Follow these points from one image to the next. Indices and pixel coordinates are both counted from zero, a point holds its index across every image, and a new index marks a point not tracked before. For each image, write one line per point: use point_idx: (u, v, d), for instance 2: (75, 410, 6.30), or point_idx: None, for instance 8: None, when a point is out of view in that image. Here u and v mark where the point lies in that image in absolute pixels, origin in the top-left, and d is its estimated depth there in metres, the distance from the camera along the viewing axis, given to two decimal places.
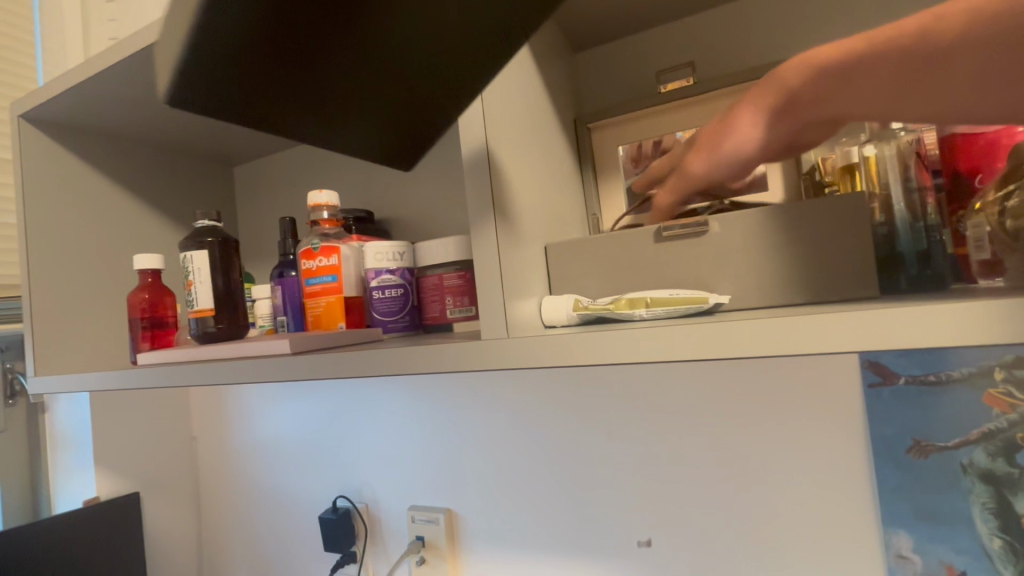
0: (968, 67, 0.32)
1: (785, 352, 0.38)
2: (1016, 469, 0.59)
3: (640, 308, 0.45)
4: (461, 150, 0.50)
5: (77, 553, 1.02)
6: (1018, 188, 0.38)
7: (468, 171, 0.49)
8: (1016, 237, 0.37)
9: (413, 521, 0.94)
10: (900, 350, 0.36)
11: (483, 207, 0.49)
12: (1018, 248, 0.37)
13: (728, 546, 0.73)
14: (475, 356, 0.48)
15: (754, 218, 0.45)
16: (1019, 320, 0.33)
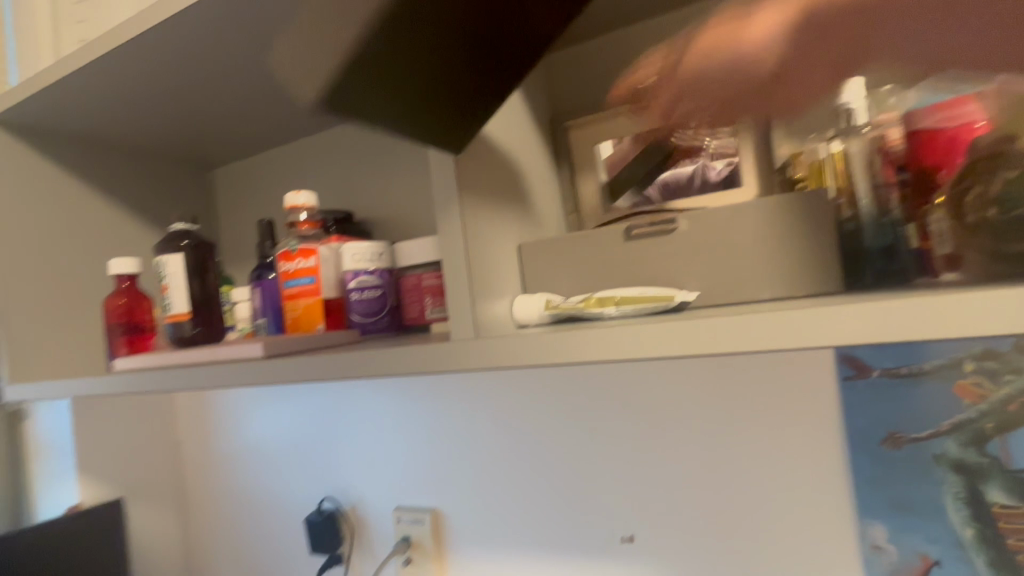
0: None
1: (751, 349, 0.39)
2: (987, 458, 0.60)
3: (609, 307, 0.45)
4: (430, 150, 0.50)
5: (58, 561, 1.01)
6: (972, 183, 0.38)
7: (437, 172, 0.49)
8: (972, 232, 0.37)
9: (399, 522, 0.94)
10: (858, 344, 0.36)
11: (452, 208, 0.49)
12: (973, 243, 0.37)
13: (710, 540, 0.73)
14: (447, 357, 0.48)
15: (721, 216, 0.45)
16: (971, 313, 0.34)
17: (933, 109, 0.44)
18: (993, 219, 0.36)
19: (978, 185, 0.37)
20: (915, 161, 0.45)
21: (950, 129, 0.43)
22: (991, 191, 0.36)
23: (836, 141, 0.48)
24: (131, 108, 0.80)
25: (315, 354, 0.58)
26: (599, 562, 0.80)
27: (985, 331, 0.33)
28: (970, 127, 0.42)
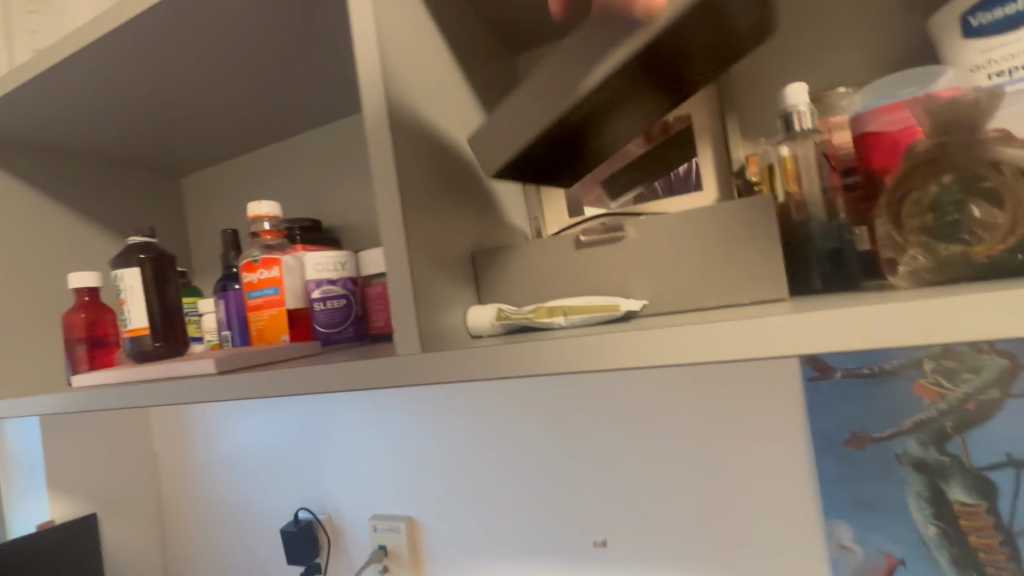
0: None
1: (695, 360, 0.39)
2: (947, 457, 0.60)
3: (558, 316, 0.46)
4: (372, 158, 0.49)
5: None
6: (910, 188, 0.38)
7: (379, 183, 0.48)
8: (904, 239, 0.38)
9: (375, 530, 0.94)
10: (798, 351, 0.36)
11: (395, 220, 0.47)
12: (906, 250, 0.38)
13: (681, 543, 0.73)
14: (400, 370, 0.47)
15: (669, 224, 0.45)
16: (904, 320, 0.34)
17: (876, 113, 0.45)
18: (928, 224, 0.37)
19: (913, 191, 0.38)
20: (863, 165, 0.46)
21: (891, 133, 0.44)
22: (926, 197, 0.37)
23: (785, 144, 0.48)
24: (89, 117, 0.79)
25: (272, 367, 0.58)
26: (573, 567, 0.80)
27: (919, 339, 0.33)
28: (908, 131, 0.43)
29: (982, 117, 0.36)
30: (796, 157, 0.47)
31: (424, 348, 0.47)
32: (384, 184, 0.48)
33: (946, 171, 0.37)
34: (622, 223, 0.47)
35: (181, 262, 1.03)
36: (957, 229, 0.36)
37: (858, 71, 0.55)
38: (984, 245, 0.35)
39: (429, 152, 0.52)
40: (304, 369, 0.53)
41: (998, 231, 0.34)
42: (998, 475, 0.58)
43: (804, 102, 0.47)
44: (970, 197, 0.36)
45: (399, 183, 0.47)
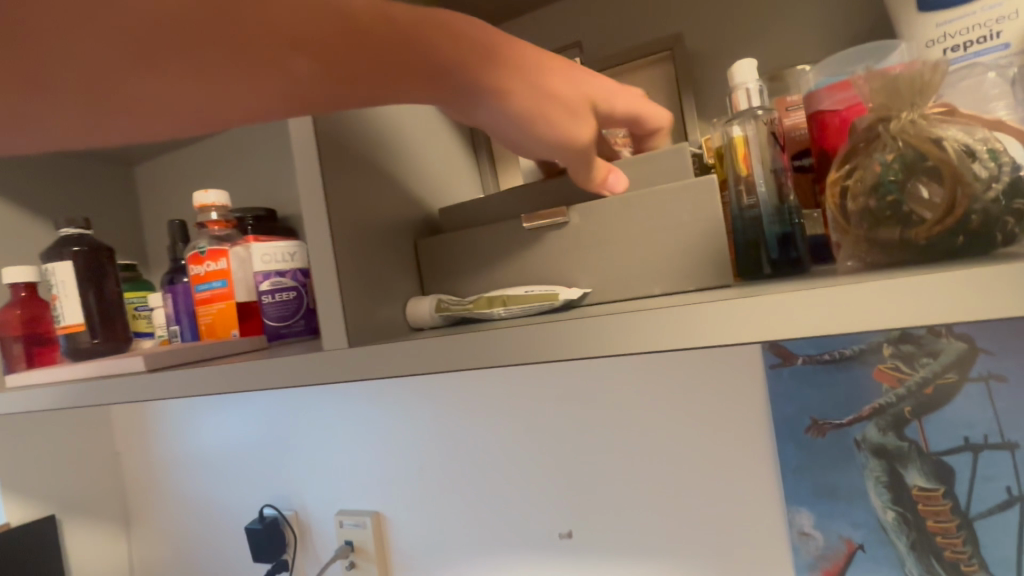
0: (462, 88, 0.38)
1: (633, 351, 0.37)
2: (906, 442, 0.60)
3: (498, 307, 0.44)
4: (293, 141, 0.45)
5: None
6: (853, 166, 0.36)
7: (301, 169, 0.44)
8: (848, 220, 0.36)
9: (342, 526, 0.92)
10: (737, 340, 0.34)
11: (319, 207, 0.44)
12: (849, 231, 0.36)
13: (646, 533, 0.73)
14: (333, 366, 0.45)
15: (611, 208, 0.43)
16: (843, 306, 0.32)
17: (828, 91, 0.44)
18: (869, 206, 0.35)
19: (855, 171, 0.36)
20: (815, 145, 0.45)
21: (840, 113, 0.43)
22: (867, 177, 0.35)
23: (735, 124, 0.46)
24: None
25: (210, 364, 0.55)
26: (539, 559, 0.79)
27: (858, 326, 0.32)
28: (855, 109, 0.42)
29: (925, 90, 0.34)
30: (746, 138, 0.45)
31: (359, 342, 0.45)
32: (307, 169, 0.44)
33: (888, 149, 0.35)
34: (566, 208, 0.44)
35: (134, 255, 0.99)
36: (897, 210, 0.34)
37: (815, 48, 0.53)
38: (923, 227, 0.33)
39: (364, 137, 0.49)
40: (241, 366, 0.51)
41: (939, 212, 0.33)
42: (955, 459, 0.58)
43: (752, 79, 0.45)
44: (912, 175, 0.34)
45: (322, 168, 0.44)
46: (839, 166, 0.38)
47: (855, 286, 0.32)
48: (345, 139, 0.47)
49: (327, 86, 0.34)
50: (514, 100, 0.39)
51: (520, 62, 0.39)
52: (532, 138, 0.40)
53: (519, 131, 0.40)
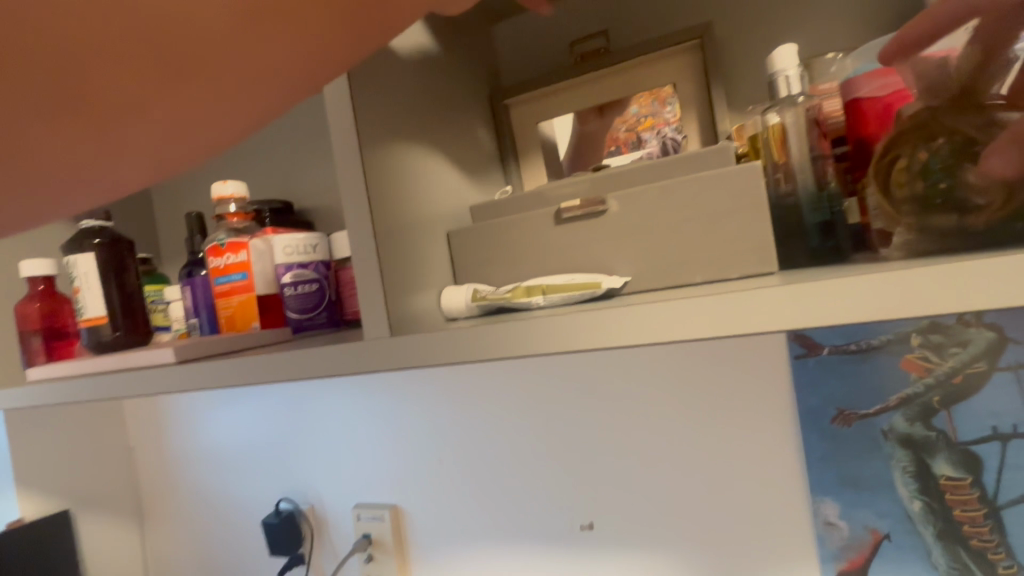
0: None
1: (679, 339, 0.36)
2: (934, 432, 0.60)
3: (536, 296, 0.43)
4: (334, 143, 0.46)
5: None
6: (902, 153, 0.36)
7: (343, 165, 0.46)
8: (899, 207, 0.37)
9: (359, 519, 0.92)
10: (788, 327, 0.34)
11: (357, 201, 0.45)
12: (902, 219, 0.37)
13: (668, 524, 0.73)
14: (369, 357, 0.45)
15: (651, 197, 0.43)
16: (898, 293, 0.32)
17: (869, 76, 0.44)
18: (919, 194, 0.36)
19: (900, 160, 0.36)
20: (853, 133, 0.45)
21: (881, 99, 0.43)
22: (915, 165, 0.36)
23: (773, 111, 0.45)
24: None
25: (237, 356, 0.55)
26: (561, 552, 0.79)
27: (913, 311, 0.32)
28: (899, 94, 0.42)
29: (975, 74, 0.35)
30: (785, 126, 0.45)
31: (393, 333, 0.45)
32: (346, 165, 0.45)
33: (933, 137, 0.35)
34: (604, 196, 0.44)
35: (148, 248, 0.98)
36: (950, 196, 0.34)
37: (850, 35, 0.53)
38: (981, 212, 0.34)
39: (391, 129, 0.49)
40: (271, 358, 0.51)
41: (996, 197, 0.33)
42: (983, 448, 0.58)
43: (792, 65, 0.45)
44: (961, 162, 0.34)
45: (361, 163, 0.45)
46: (881, 152, 0.38)
47: (911, 269, 0.32)
48: (379, 133, 0.47)
49: None
50: None
51: None
52: None
53: None
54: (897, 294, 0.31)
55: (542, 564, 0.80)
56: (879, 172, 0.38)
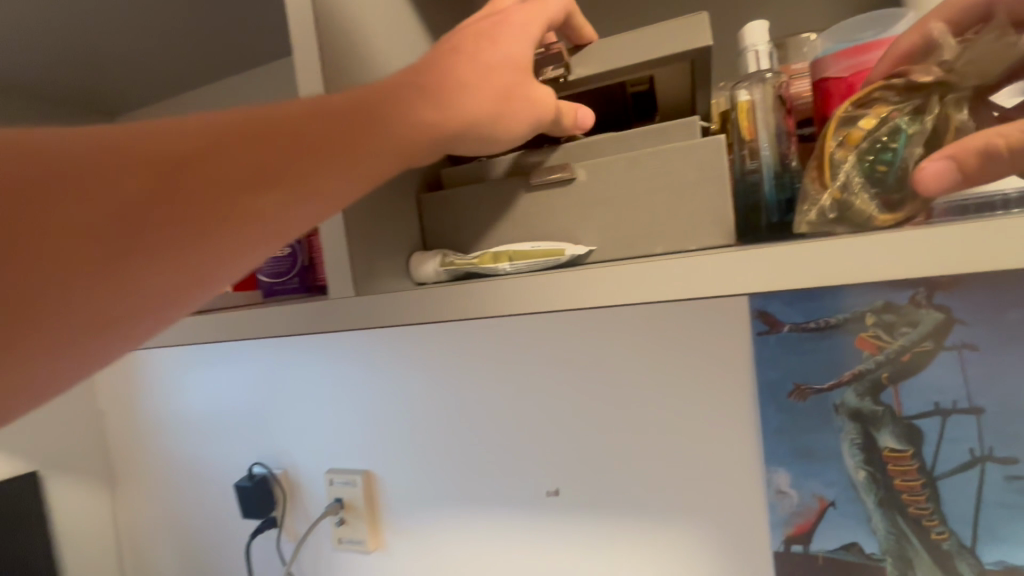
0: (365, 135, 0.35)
1: (634, 303, 0.38)
2: (881, 406, 0.63)
3: (503, 262, 0.44)
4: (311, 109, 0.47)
5: None
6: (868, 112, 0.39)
7: None
8: (835, 170, 0.39)
9: (332, 484, 0.93)
10: (737, 294, 0.36)
11: None
12: (830, 185, 0.39)
13: (630, 491, 0.76)
14: (337, 318, 0.45)
15: (619, 166, 0.43)
16: (840, 263, 0.34)
17: (838, 56, 0.44)
18: (867, 162, 0.38)
19: (866, 124, 0.39)
20: (819, 113, 0.46)
21: (846, 79, 0.44)
22: (879, 133, 0.38)
23: (742, 88, 0.46)
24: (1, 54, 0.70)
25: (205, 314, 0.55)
26: (527, 517, 0.82)
27: (850, 280, 0.34)
28: (864, 75, 0.43)
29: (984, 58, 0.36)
30: (753, 103, 0.46)
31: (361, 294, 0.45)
32: None
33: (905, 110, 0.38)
34: (572, 166, 0.45)
35: None
36: (881, 179, 0.38)
37: (825, 16, 0.54)
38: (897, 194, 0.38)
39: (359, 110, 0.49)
40: (238, 317, 0.51)
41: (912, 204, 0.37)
42: (925, 422, 0.61)
43: (762, 42, 0.46)
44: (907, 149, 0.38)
45: None
46: (853, 104, 0.39)
47: (853, 241, 0.34)
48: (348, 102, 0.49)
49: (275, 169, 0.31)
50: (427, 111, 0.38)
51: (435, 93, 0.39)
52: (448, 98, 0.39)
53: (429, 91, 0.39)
54: (837, 264, 0.33)
55: (507, 529, 0.83)
56: (838, 133, 0.40)
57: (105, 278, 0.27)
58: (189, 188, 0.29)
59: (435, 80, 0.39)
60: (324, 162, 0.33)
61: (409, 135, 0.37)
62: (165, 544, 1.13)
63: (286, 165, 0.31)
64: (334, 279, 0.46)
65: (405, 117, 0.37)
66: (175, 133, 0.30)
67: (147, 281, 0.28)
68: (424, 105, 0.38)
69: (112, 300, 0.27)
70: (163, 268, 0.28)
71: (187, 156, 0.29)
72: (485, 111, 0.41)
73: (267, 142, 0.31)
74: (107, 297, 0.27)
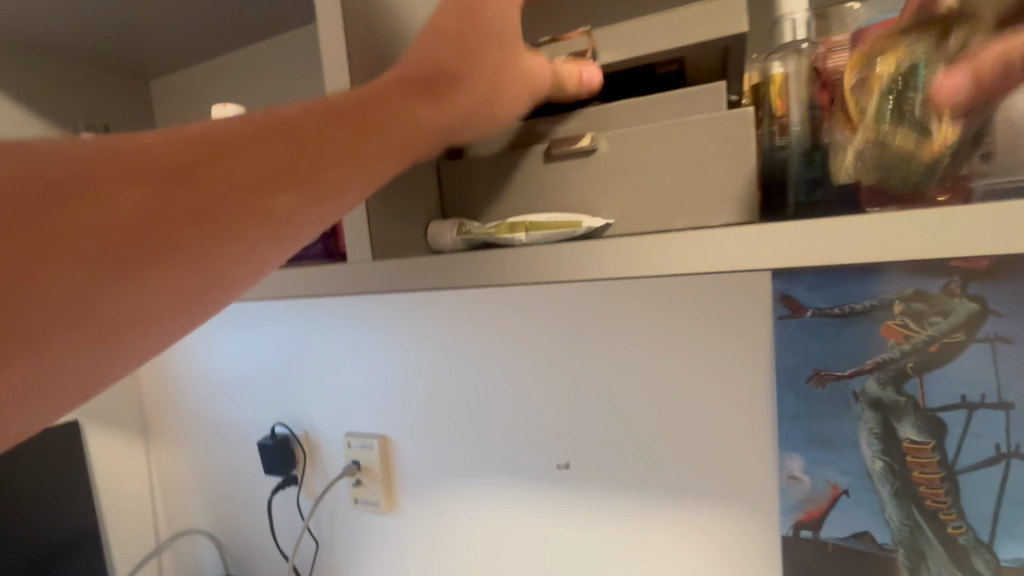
0: (361, 138, 0.35)
1: (644, 275, 0.39)
2: (903, 397, 0.61)
3: (519, 233, 0.44)
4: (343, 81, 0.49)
5: None
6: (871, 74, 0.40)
7: None
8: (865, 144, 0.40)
9: (349, 447, 0.96)
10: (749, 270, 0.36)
11: None
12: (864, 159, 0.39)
13: (639, 467, 0.76)
14: (359, 281, 0.47)
15: (642, 138, 0.42)
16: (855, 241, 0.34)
17: (882, 25, 0.42)
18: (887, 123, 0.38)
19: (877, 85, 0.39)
20: None
21: None
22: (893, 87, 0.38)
23: (776, 60, 0.45)
24: (40, 15, 0.72)
25: None
26: (537, 488, 0.83)
27: (864, 259, 0.34)
28: None
29: None
30: (788, 75, 0.44)
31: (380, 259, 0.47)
32: None
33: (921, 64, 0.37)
34: (594, 137, 0.44)
35: None
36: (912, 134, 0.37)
37: None
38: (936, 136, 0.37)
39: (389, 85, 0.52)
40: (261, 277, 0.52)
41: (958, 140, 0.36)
42: (949, 415, 0.60)
43: (800, 9, 0.44)
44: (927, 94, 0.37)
45: None
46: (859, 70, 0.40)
47: (871, 221, 0.33)
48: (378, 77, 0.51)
49: (271, 175, 0.31)
50: (431, 111, 0.38)
51: (435, 85, 0.39)
52: (452, 90, 0.39)
53: (436, 83, 0.39)
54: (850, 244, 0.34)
55: (517, 499, 0.85)
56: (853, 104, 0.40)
57: (115, 283, 0.27)
58: (193, 196, 0.29)
59: (438, 71, 0.39)
60: (325, 159, 0.33)
61: (412, 136, 0.37)
62: (194, 494, 1.19)
63: (286, 164, 0.32)
64: (355, 243, 0.48)
65: (412, 116, 0.37)
66: (176, 142, 0.30)
67: (156, 284, 0.28)
68: (423, 102, 0.38)
69: (133, 309, 0.28)
70: (171, 267, 0.29)
71: (190, 159, 0.30)
72: (493, 89, 0.41)
73: (269, 143, 0.32)
74: (118, 297, 0.28)
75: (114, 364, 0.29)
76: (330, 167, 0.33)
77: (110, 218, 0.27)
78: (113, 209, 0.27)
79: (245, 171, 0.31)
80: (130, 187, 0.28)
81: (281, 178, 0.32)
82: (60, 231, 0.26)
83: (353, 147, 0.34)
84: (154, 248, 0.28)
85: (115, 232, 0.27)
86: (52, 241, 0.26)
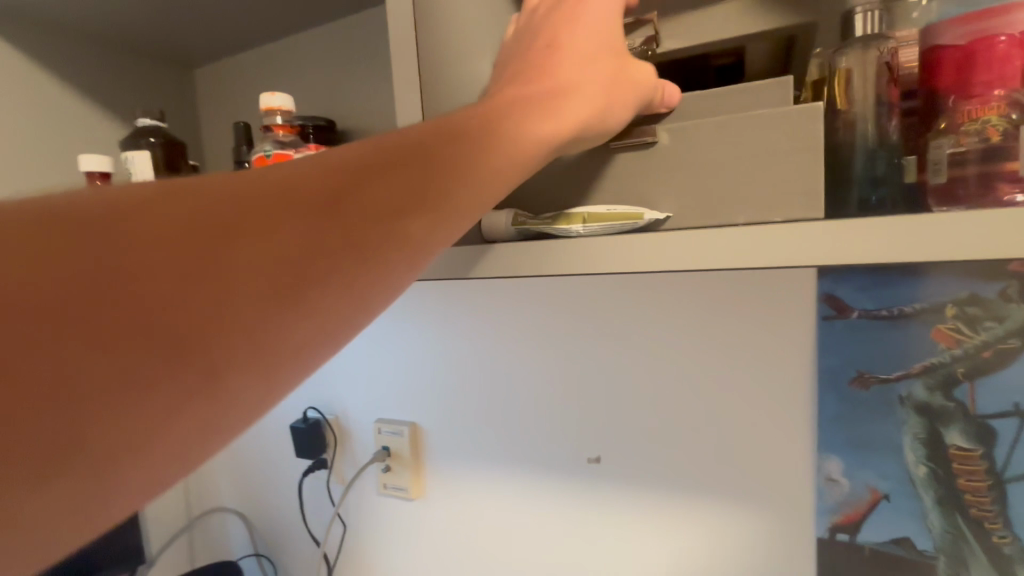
0: (467, 165, 0.35)
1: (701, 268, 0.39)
2: (952, 402, 0.60)
3: (577, 224, 0.44)
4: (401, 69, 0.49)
5: None
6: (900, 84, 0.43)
7: None
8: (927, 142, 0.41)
9: (380, 433, 0.98)
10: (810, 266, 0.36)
11: None
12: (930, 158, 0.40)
13: (671, 464, 0.76)
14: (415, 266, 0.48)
15: (704, 130, 0.42)
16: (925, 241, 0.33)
17: (957, 21, 0.40)
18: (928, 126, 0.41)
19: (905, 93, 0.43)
20: (927, 85, 0.42)
21: (962, 47, 0.40)
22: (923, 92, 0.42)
23: (841, 55, 0.43)
24: None
25: None
26: (566, 480, 0.84)
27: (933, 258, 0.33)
28: (987, 42, 0.39)
29: None
30: (853, 72, 0.43)
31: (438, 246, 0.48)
32: None
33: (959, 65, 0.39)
34: (655, 129, 0.44)
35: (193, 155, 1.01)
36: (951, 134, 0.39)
37: None
38: (1007, 125, 0.37)
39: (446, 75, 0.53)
40: None
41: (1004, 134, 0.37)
42: (1000, 423, 0.58)
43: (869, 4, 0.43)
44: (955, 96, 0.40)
45: None
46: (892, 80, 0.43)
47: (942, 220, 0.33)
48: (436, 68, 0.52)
49: (401, 199, 0.31)
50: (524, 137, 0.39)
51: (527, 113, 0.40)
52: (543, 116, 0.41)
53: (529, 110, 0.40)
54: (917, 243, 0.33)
55: (547, 490, 0.85)
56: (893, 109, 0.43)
57: (286, 305, 0.26)
58: (342, 219, 0.29)
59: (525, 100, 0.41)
60: (440, 184, 0.34)
61: (508, 164, 0.38)
62: (225, 473, 1.22)
63: (393, 194, 0.31)
64: None
65: (508, 145, 0.38)
66: (307, 169, 0.30)
67: (325, 305, 0.27)
68: (518, 132, 0.39)
69: (304, 334, 0.27)
70: (335, 289, 0.28)
71: (331, 185, 0.29)
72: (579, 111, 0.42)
73: (393, 170, 0.32)
74: (287, 327, 0.26)
75: (278, 393, 0.26)
76: (449, 191, 0.34)
77: (280, 238, 0.26)
78: (283, 234, 0.26)
79: (382, 195, 0.31)
80: (289, 213, 0.27)
81: (394, 208, 0.31)
82: (240, 256, 0.25)
83: (462, 171, 0.35)
84: (324, 269, 0.27)
85: (282, 251, 0.26)
86: (224, 268, 0.24)
